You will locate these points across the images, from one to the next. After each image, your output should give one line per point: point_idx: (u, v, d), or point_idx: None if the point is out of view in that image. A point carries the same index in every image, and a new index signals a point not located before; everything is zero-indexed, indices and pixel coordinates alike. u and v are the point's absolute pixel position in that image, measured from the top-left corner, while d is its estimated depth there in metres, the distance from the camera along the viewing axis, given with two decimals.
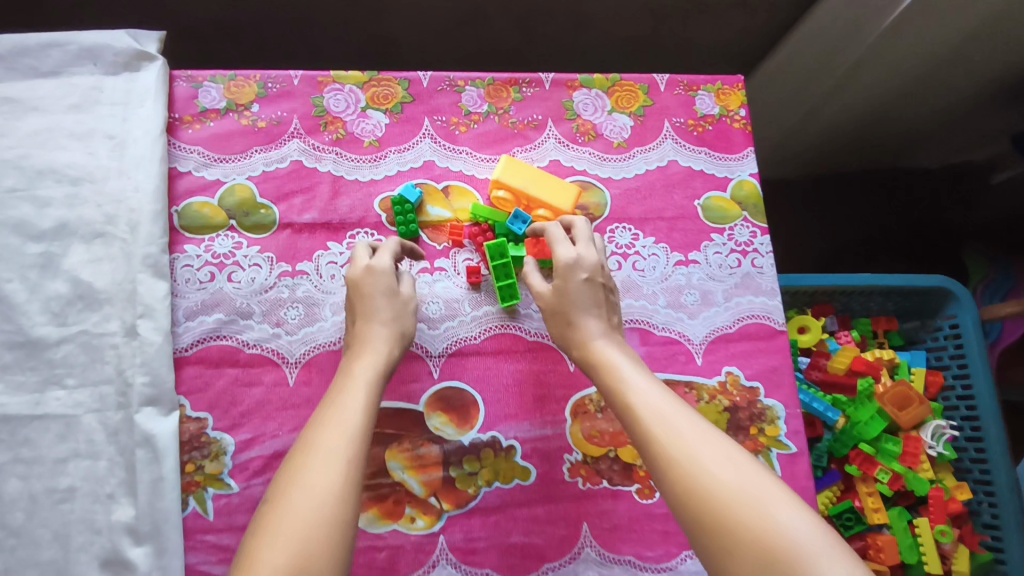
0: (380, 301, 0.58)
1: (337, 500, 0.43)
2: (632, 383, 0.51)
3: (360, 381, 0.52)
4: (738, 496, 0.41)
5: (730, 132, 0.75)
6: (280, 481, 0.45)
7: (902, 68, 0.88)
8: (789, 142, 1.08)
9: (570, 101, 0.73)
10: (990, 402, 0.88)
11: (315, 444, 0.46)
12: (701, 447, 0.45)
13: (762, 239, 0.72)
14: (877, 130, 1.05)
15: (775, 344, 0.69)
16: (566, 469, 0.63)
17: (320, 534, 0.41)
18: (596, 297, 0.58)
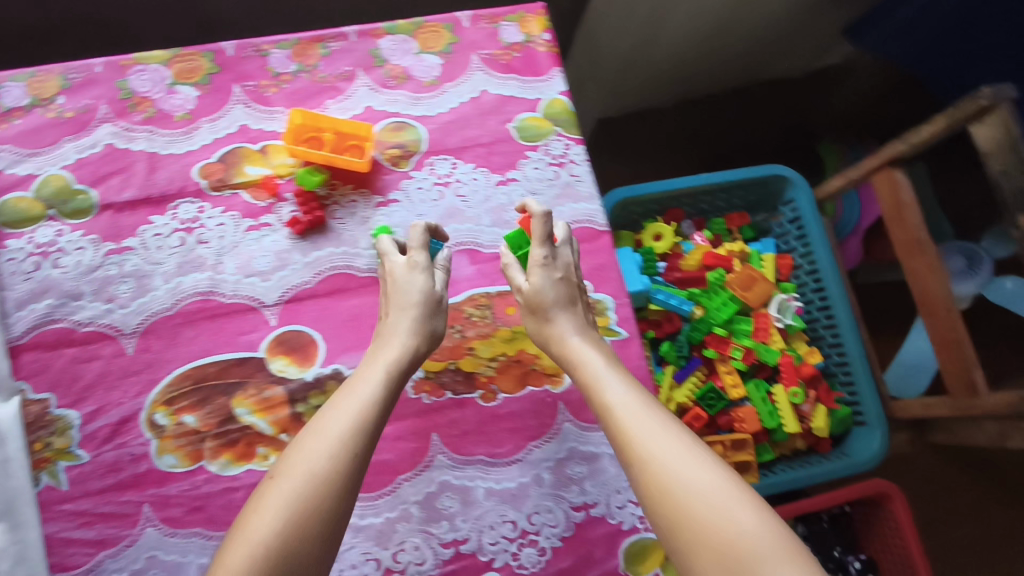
0: (410, 306, 0.59)
1: (321, 498, 0.47)
2: (605, 382, 0.54)
3: (382, 369, 0.56)
4: (697, 499, 0.45)
5: (535, 56, 0.79)
6: (285, 460, 0.49)
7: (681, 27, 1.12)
8: (634, 77, 1.24)
9: (376, 49, 0.76)
10: (832, 271, 0.94)
11: (321, 427, 0.50)
12: (671, 457, 0.47)
13: (576, 149, 0.76)
14: (716, 52, 1.21)
15: (598, 245, 0.74)
16: (410, 387, 0.67)
17: (302, 530, 0.45)
18: (568, 300, 0.60)
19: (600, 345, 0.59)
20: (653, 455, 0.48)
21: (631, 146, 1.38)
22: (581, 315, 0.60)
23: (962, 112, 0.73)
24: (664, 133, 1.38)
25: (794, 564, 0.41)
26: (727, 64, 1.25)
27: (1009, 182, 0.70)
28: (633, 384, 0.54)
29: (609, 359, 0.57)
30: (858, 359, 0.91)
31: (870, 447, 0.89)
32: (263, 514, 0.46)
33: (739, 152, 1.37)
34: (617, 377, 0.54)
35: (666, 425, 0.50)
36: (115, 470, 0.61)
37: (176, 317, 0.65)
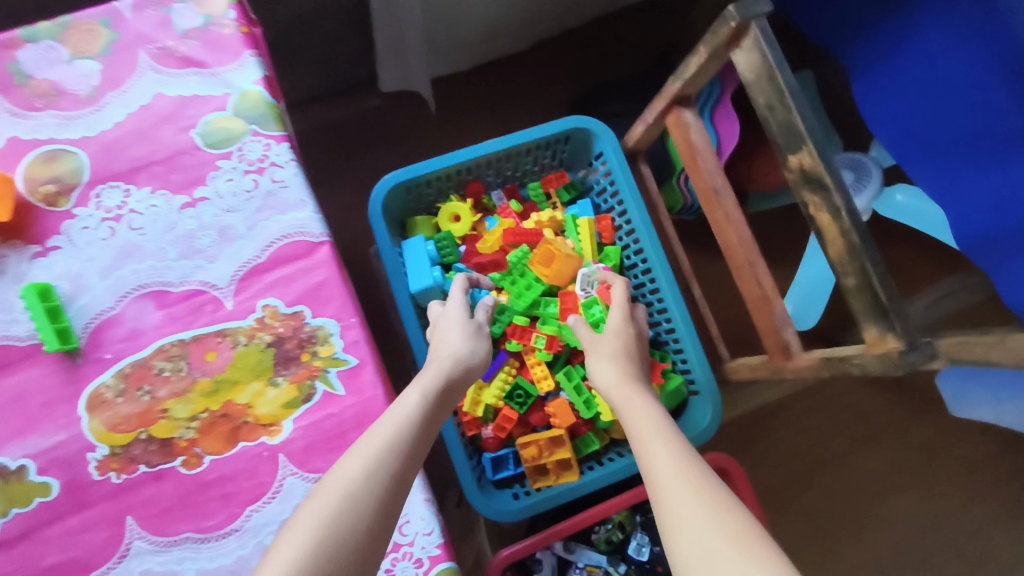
0: (453, 330, 0.68)
1: (359, 508, 0.49)
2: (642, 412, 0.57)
3: (419, 391, 0.60)
4: (719, 521, 0.44)
5: (221, 40, 0.64)
6: (332, 472, 0.52)
7: None
8: (458, 29, 1.11)
9: (15, 65, 0.63)
10: (647, 230, 0.84)
11: (361, 445, 0.53)
12: (686, 501, 0.46)
13: (278, 148, 0.64)
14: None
15: (315, 260, 0.62)
16: (93, 469, 0.57)
17: (338, 540, 0.47)
18: (626, 355, 0.66)
19: (647, 393, 0.61)
20: (674, 496, 0.47)
21: (478, 97, 1.27)
22: (633, 363, 0.65)
23: (717, 36, 0.62)
24: (515, 78, 1.28)
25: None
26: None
27: (774, 116, 0.59)
28: (654, 425, 0.55)
29: (651, 405, 0.59)
30: (683, 326, 0.82)
31: (702, 420, 0.81)
32: (305, 521, 0.48)
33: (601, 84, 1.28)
34: (660, 424, 0.55)
35: (694, 470, 0.49)
36: None
37: None
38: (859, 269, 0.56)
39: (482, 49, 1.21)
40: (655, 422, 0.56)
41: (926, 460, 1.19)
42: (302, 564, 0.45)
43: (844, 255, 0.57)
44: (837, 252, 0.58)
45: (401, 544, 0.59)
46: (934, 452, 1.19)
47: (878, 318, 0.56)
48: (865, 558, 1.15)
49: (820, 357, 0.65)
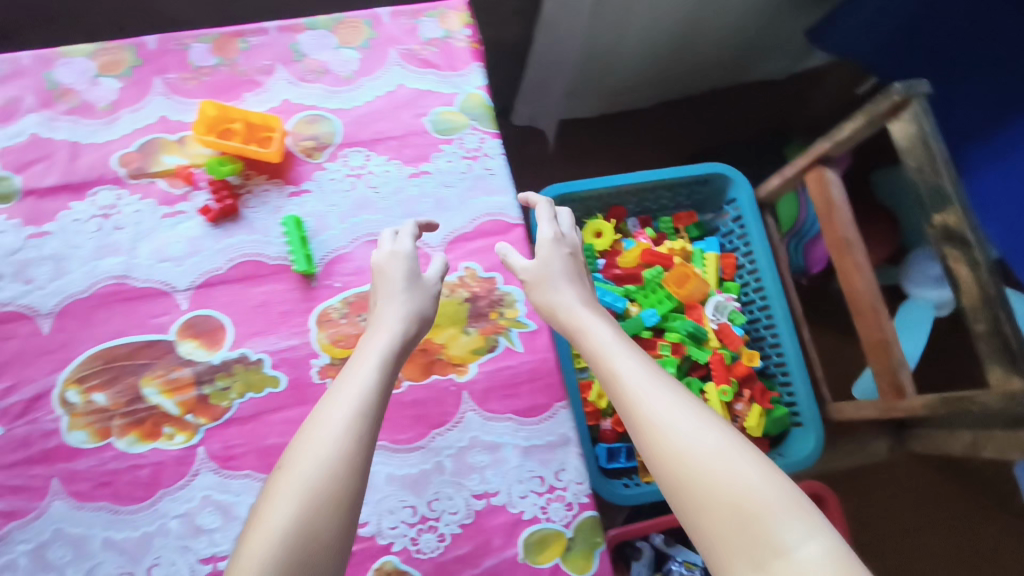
0: (393, 282, 0.63)
1: (344, 471, 0.48)
2: (601, 341, 0.58)
3: (375, 355, 0.57)
4: (707, 452, 0.47)
5: (455, 52, 0.79)
6: (298, 443, 0.51)
7: (650, 24, 1.17)
8: (611, 76, 1.28)
9: (295, 45, 0.77)
10: (770, 271, 0.94)
11: (328, 409, 0.52)
12: (674, 422, 0.49)
13: (491, 143, 0.76)
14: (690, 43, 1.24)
15: (510, 237, 0.74)
16: (315, 373, 0.68)
17: (327, 505, 0.46)
18: (569, 279, 0.65)
19: (603, 319, 0.61)
20: (659, 421, 0.50)
21: (603, 141, 1.41)
22: (583, 287, 0.64)
23: (878, 108, 0.73)
24: (641, 129, 1.41)
25: (796, 510, 0.44)
26: (700, 55, 1.28)
27: (923, 180, 0.69)
28: (615, 350, 0.56)
29: (609, 328, 0.60)
30: (796, 359, 0.90)
31: (805, 448, 0.89)
32: (286, 491, 0.47)
33: (712, 150, 1.42)
34: (623, 347, 0.57)
35: (666, 386, 0.53)
36: (26, 445, 0.64)
37: (93, 300, 0.68)
38: (991, 317, 0.65)
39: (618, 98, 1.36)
40: (618, 346, 0.57)
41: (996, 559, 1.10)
42: (285, 545, 0.44)
43: (977, 304, 0.66)
44: (970, 301, 0.67)
45: (556, 487, 0.68)
46: None
47: (1005, 361, 0.65)
48: None
49: (938, 397, 0.73)
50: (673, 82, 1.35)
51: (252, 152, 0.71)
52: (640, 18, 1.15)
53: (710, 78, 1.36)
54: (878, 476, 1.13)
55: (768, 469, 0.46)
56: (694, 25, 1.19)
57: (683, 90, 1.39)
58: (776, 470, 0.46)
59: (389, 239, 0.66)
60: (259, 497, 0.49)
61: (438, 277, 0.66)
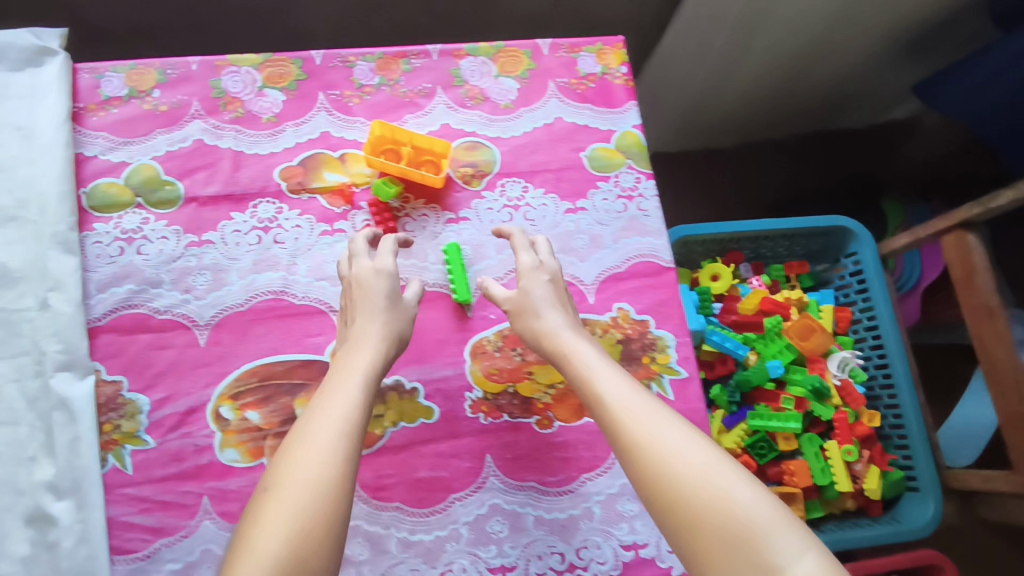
0: (377, 300, 0.60)
1: (326, 494, 0.46)
2: (587, 362, 0.56)
3: (358, 375, 0.55)
4: (698, 471, 0.46)
5: (611, 88, 0.78)
6: (285, 458, 0.49)
7: (751, 77, 1.13)
8: (707, 118, 1.25)
9: (457, 70, 0.76)
10: (892, 330, 0.93)
11: (313, 426, 0.50)
12: (669, 449, 0.47)
13: (646, 183, 0.76)
14: (785, 93, 1.19)
15: (662, 280, 0.73)
16: (467, 407, 0.67)
17: (309, 535, 0.44)
18: (553, 303, 0.62)
19: (590, 340, 0.59)
20: (651, 439, 0.48)
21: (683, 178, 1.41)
22: (569, 311, 0.62)
23: None
24: (726, 175, 1.41)
25: (792, 529, 0.43)
26: (794, 103, 1.23)
27: None
28: (601, 371, 0.55)
29: (593, 349, 0.58)
30: (915, 421, 0.89)
31: (924, 514, 0.86)
32: (281, 510, 0.45)
33: (797, 201, 1.40)
34: (611, 370, 0.55)
35: (655, 407, 0.51)
36: (178, 459, 0.62)
37: (249, 314, 0.66)
38: None
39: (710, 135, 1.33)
40: (608, 370, 0.55)
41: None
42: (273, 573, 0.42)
43: None
44: None
45: None
46: None
47: None
48: None
49: None
50: (767, 124, 1.31)
51: (413, 176, 0.70)
52: (744, 72, 1.10)
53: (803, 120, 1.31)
54: (957, 546, 1.10)
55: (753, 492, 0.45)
56: (797, 77, 1.14)
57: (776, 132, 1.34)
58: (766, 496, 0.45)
59: (361, 253, 0.64)
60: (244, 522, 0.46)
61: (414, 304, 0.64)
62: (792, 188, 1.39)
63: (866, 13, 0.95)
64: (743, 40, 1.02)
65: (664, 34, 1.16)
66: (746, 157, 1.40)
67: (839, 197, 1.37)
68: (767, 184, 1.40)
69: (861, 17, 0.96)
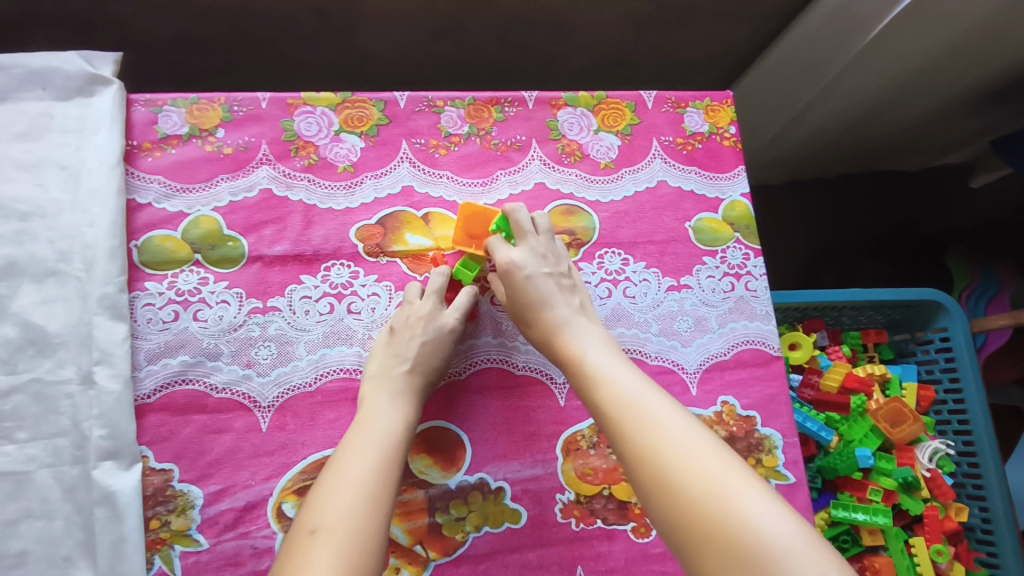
0: (434, 350, 0.57)
1: (376, 534, 0.43)
2: (596, 361, 0.52)
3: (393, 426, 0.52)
4: (699, 480, 0.41)
5: (719, 150, 0.73)
6: (322, 497, 0.45)
7: (829, 123, 1.01)
8: (766, 156, 1.12)
9: (554, 121, 0.70)
10: (982, 414, 0.86)
11: (346, 470, 0.47)
12: (664, 441, 0.43)
13: (755, 260, 0.70)
14: (852, 139, 1.09)
15: (771, 371, 0.66)
16: (559, 511, 0.59)
17: (362, 569, 0.41)
18: (544, 295, 0.57)
19: (589, 333, 0.55)
20: (647, 443, 0.44)
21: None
22: (566, 303, 0.57)
23: None
24: (786, 213, 1.26)
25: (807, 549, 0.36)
26: (861, 145, 1.12)
27: None
28: (603, 369, 0.51)
29: (594, 346, 0.54)
30: (1005, 518, 0.83)
31: None
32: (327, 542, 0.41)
33: (852, 246, 1.23)
34: (613, 362, 0.51)
35: (656, 403, 0.46)
36: (234, 564, 0.54)
37: (317, 396, 0.59)
38: None
39: (778, 168, 1.18)
40: (607, 358, 0.52)
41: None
42: None
43: None
44: None
45: None
46: None
47: None
48: None
49: None
50: (832, 166, 1.20)
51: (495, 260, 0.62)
52: (820, 117, 0.98)
53: (866, 160, 1.20)
54: None
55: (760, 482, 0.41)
56: (875, 119, 1.02)
57: (835, 170, 1.23)
58: (779, 495, 0.40)
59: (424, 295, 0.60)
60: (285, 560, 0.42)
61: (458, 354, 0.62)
62: (855, 235, 1.24)
63: (974, 60, 0.84)
64: (833, 83, 0.90)
65: (746, 71, 1.04)
66: (806, 199, 1.26)
67: (901, 249, 1.21)
68: (827, 231, 1.25)
69: (968, 64, 0.85)
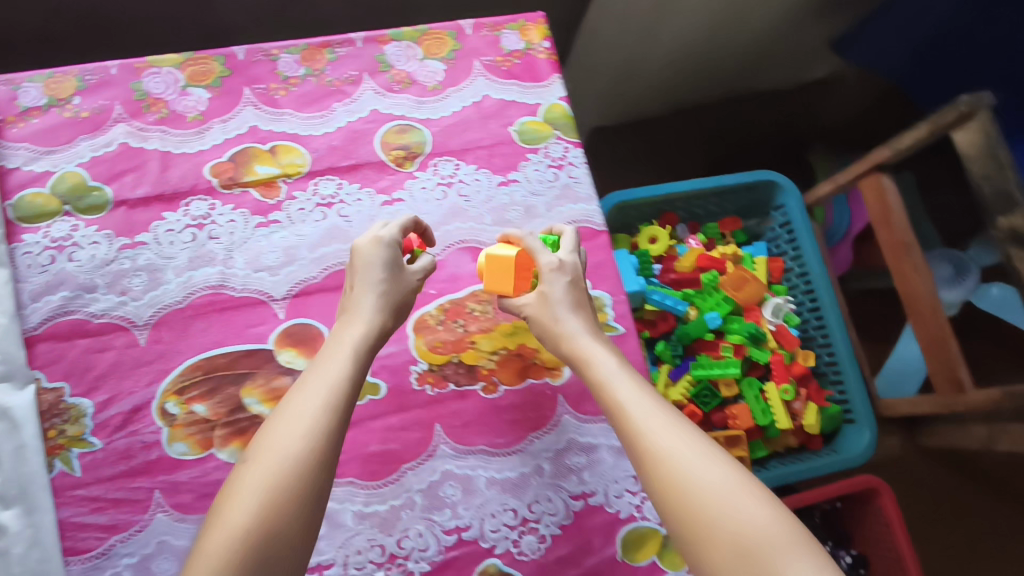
0: (375, 268, 0.59)
1: (305, 490, 0.46)
2: (607, 371, 0.56)
3: (330, 378, 0.53)
4: (712, 491, 0.46)
5: (536, 62, 0.82)
6: (262, 442, 0.49)
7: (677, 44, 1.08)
8: (632, 87, 1.18)
9: (382, 55, 0.79)
10: (820, 271, 0.97)
11: (280, 438, 0.48)
12: (676, 452, 0.48)
13: (574, 152, 0.78)
14: (708, 62, 1.14)
15: (597, 244, 0.76)
16: (414, 380, 0.68)
17: (289, 514, 0.45)
18: (579, 306, 0.61)
19: (605, 347, 0.58)
20: (660, 455, 0.49)
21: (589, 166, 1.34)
22: (584, 314, 0.60)
23: (943, 119, 0.77)
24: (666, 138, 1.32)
25: (802, 552, 0.42)
26: (721, 67, 1.16)
27: (990, 186, 0.73)
28: (620, 377, 0.55)
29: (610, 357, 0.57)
30: (847, 357, 0.94)
31: (860, 443, 0.91)
32: (240, 498, 0.46)
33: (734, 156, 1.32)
34: (628, 375, 0.55)
35: (673, 419, 0.51)
36: (127, 457, 0.62)
37: (188, 310, 0.67)
38: None
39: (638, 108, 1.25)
40: (612, 362, 0.56)
41: (1003, 558, 1.17)
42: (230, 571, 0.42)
43: None
44: None
45: None
46: None
47: None
48: None
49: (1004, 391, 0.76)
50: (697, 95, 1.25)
51: (503, 288, 0.65)
52: (666, 38, 1.06)
53: (725, 93, 1.25)
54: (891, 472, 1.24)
55: (757, 488, 0.47)
56: (718, 40, 1.08)
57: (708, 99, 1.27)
58: (771, 499, 0.46)
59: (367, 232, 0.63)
60: (214, 504, 0.48)
61: (424, 273, 0.64)
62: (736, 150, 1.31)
63: None
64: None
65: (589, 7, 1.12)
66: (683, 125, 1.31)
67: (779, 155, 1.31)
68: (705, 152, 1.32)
69: None
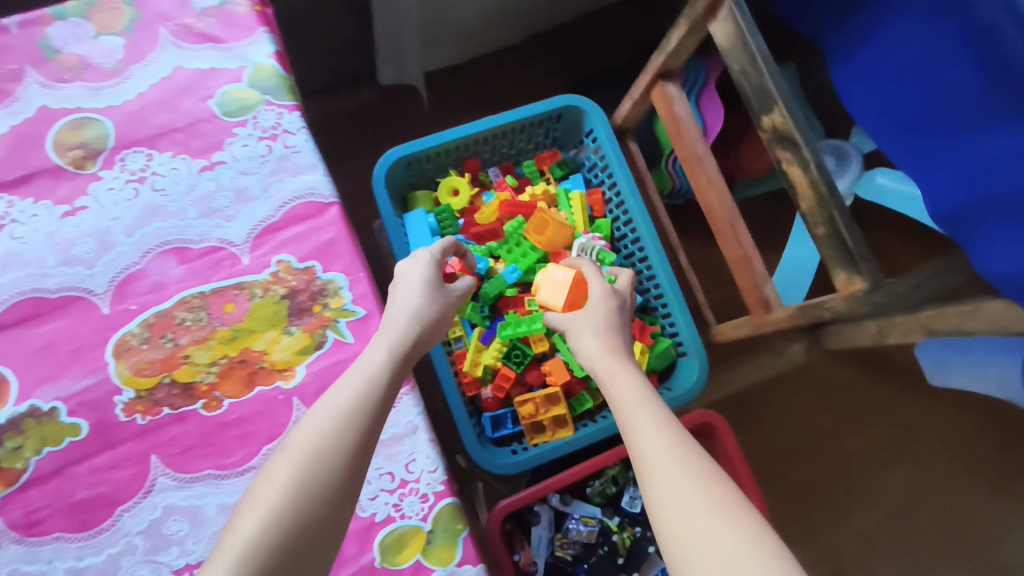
0: (416, 283, 0.67)
1: (317, 501, 0.49)
2: (626, 383, 0.58)
3: (363, 386, 0.56)
4: (705, 509, 0.46)
5: (235, 16, 0.69)
6: (296, 436, 0.53)
7: None
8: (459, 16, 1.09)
9: (44, 39, 0.67)
10: (633, 198, 0.88)
11: (304, 440, 0.52)
12: (673, 465, 0.49)
13: (289, 117, 0.68)
14: None
15: (326, 219, 0.67)
16: (120, 411, 0.61)
17: (307, 512, 0.48)
18: (610, 328, 0.66)
19: (629, 365, 0.61)
20: (660, 469, 0.50)
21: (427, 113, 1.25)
22: (615, 337, 0.65)
23: (695, 12, 0.67)
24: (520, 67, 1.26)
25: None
26: None
27: (748, 81, 0.64)
28: (638, 393, 0.57)
29: (634, 375, 0.60)
30: (670, 288, 0.86)
31: (690, 378, 0.86)
32: (273, 484, 0.50)
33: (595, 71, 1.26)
34: (648, 395, 0.57)
35: (682, 438, 0.52)
36: None
37: None
38: (828, 219, 0.60)
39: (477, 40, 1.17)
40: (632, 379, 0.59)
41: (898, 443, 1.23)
42: (248, 554, 0.46)
43: (815, 207, 0.61)
44: (807, 204, 0.62)
45: (408, 481, 0.63)
46: (917, 426, 1.24)
47: (845, 262, 0.61)
48: (855, 525, 1.20)
49: (795, 307, 0.69)
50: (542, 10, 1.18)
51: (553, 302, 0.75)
52: None
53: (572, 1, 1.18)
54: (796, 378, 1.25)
55: (751, 516, 0.46)
56: None
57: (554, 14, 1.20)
58: (759, 530, 0.45)
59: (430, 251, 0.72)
60: (256, 480, 0.52)
61: (464, 293, 0.71)
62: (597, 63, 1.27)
63: None
64: None
65: None
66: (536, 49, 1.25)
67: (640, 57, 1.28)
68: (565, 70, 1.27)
69: None
